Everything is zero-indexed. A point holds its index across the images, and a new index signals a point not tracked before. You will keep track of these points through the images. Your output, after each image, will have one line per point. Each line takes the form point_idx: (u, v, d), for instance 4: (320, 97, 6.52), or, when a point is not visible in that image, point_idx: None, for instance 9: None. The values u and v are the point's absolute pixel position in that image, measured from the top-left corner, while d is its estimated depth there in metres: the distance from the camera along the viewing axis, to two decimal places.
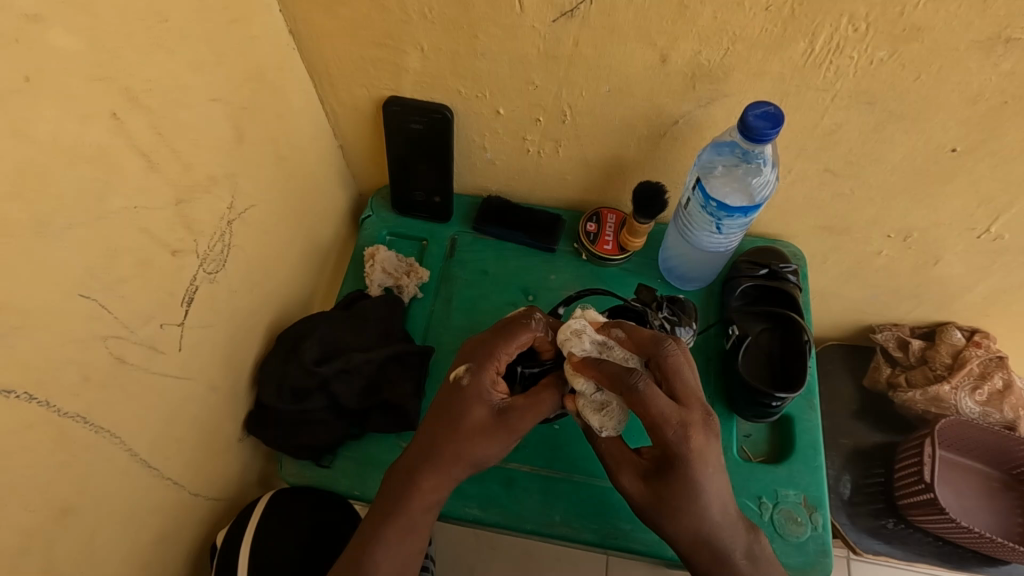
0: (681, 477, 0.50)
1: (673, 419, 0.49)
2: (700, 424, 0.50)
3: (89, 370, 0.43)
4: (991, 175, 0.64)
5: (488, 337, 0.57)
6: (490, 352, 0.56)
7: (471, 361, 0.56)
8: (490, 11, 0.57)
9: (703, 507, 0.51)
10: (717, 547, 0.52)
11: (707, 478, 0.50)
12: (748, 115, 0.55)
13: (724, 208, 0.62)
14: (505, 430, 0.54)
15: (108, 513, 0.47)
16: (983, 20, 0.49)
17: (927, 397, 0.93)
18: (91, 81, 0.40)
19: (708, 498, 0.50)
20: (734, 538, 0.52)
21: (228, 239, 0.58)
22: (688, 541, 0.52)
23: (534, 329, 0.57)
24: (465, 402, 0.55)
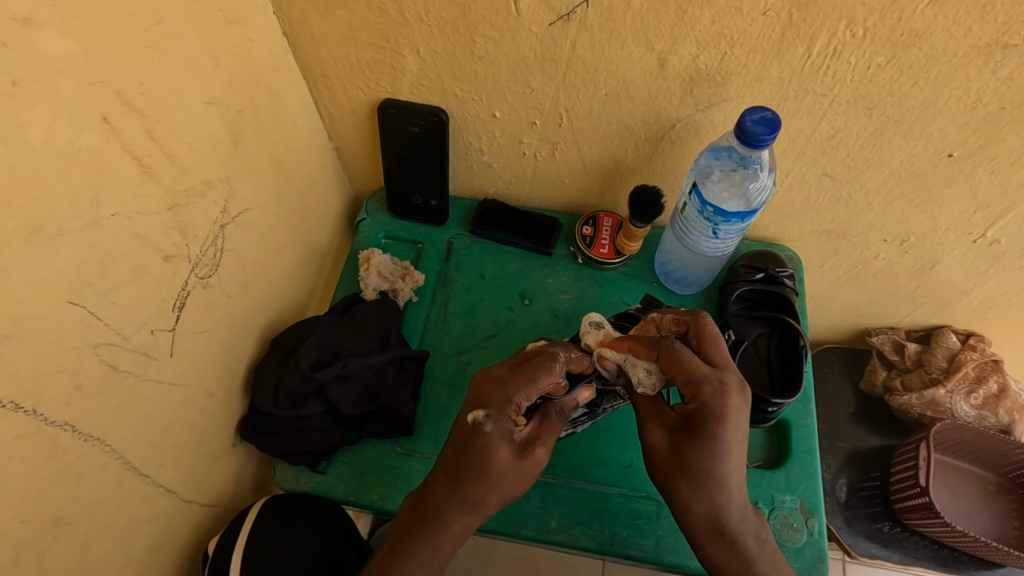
0: (708, 434, 0.49)
1: (711, 377, 0.50)
2: (737, 388, 0.50)
3: (81, 379, 0.43)
4: (989, 180, 0.64)
5: (508, 377, 0.52)
6: (511, 395, 0.52)
7: (490, 407, 0.51)
8: (488, 14, 0.56)
9: (727, 471, 0.49)
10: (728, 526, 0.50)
11: (734, 449, 0.49)
12: (747, 120, 0.54)
13: (721, 213, 0.62)
14: (532, 467, 0.52)
15: (102, 523, 0.47)
16: (982, 26, 0.49)
17: (923, 400, 0.92)
18: (83, 85, 0.39)
19: (733, 463, 0.49)
20: (745, 520, 0.50)
21: (222, 244, 0.57)
22: (702, 515, 0.49)
23: (558, 372, 0.53)
24: (488, 449, 0.51)
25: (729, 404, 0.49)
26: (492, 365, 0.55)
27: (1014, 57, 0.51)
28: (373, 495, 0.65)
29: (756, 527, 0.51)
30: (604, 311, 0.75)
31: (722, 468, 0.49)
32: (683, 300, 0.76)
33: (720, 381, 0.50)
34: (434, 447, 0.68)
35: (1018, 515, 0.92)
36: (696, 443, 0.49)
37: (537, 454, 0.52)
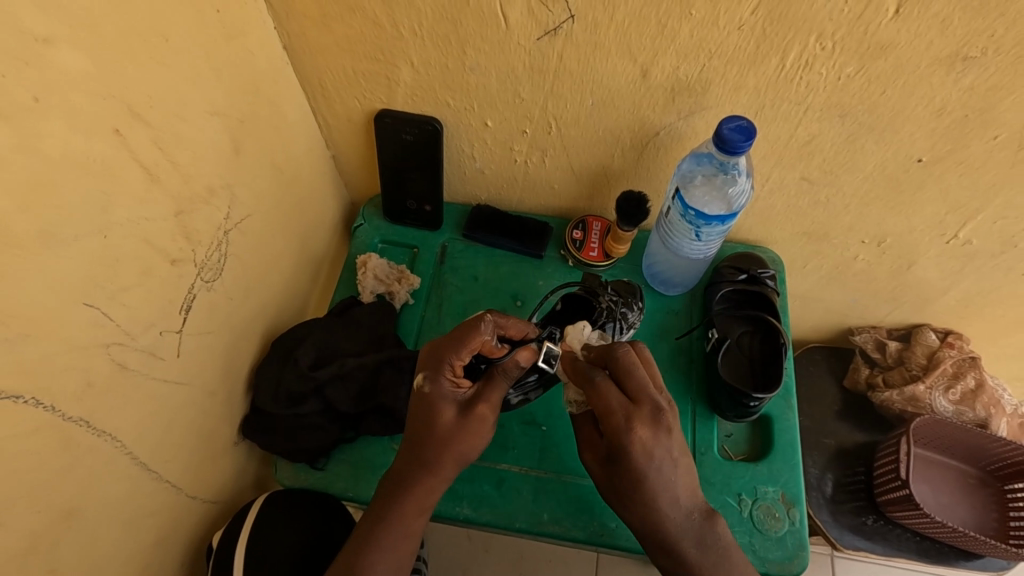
0: (626, 469, 0.52)
1: (618, 413, 0.52)
2: (647, 419, 0.52)
3: (93, 377, 0.45)
4: (958, 183, 0.67)
5: (441, 342, 0.56)
6: (442, 357, 0.55)
7: (426, 370, 0.56)
8: (478, 28, 0.59)
9: (656, 501, 0.53)
10: (668, 533, 0.55)
11: (658, 479, 0.53)
12: (724, 129, 0.57)
13: (702, 217, 0.65)
14: (475, 423, 0.54)
15: (111, 514, 0.49)
16: (943, 39, 0.52)
17: (904, 396, 0.95)
18: (96, 98, 0.42)
19: (655, 492, 0.53)
20: (684, 529, 0.55)
21: (224, 248, 0.59)
22: (643, 532, 0.55)
23: (484, 329, 0.55)
24: (432, 406, 0.55)
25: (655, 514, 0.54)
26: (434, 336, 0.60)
27: (973, 67, 0.54)
28: (370, 490, 0.67)
29: (698, 532, 0.55)
30: None
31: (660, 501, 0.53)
32: (669, 300, 0.79)
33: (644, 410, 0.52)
34: None
35: (998, 507, 0.95)
36: (631, 477, 0.53)
37: (480, 412, 0.54)
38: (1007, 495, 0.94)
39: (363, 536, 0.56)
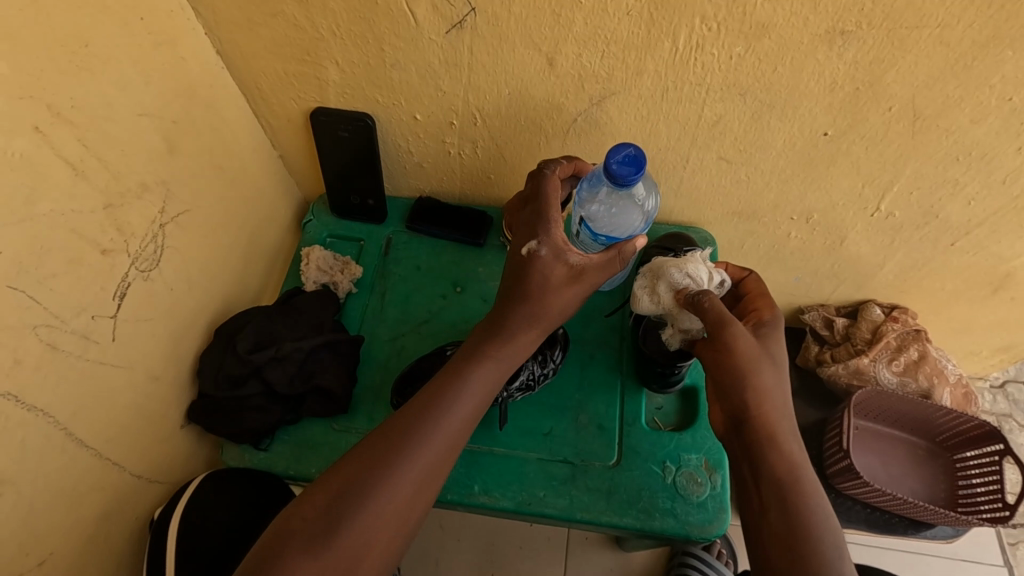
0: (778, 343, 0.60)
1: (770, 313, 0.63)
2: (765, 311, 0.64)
3: (21, 355, 0.48)
4: (867, 155, 0.70)
5: (535, 207, 0.64)
6: (545, 218, 0.62)
7: (538, 236, 0.62)
8: (391, 26, 0.63)
9: (775, 382, 0.58)
10: (779, 418, 0.58)
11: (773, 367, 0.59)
12: (613, 164, 0.61)
13: (612, 240, 0.69)
14: (581, 281, 0.61)
15: (46, 486, 0.52)
16: (817, 16, 0.55)
17: (849, 370, 0.99)
18: (15, 99, 0.46)
19: (777, 373, 0.59)
20: (789, 429, 0.58)
21: (161, 241, 0.63)
22: (761, 419, 0.57)
23: (547, 170, 0.66)
24: (545, 267, 0.61)
25: (749, 347, 0.58)
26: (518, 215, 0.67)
27: (853, 42, 0.57)
28: (311, 469, 0.71)
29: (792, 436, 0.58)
30: None
31: (772, 360, 0.59)
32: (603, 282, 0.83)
33: (758, 321, 0.63)
34: (369, 426, 0.73)
35: (946, 475, 0.97)
36: (748, 345, 0.58)
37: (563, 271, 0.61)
38: (956, 465, 0.97)
39: (357, 471, 0.53)
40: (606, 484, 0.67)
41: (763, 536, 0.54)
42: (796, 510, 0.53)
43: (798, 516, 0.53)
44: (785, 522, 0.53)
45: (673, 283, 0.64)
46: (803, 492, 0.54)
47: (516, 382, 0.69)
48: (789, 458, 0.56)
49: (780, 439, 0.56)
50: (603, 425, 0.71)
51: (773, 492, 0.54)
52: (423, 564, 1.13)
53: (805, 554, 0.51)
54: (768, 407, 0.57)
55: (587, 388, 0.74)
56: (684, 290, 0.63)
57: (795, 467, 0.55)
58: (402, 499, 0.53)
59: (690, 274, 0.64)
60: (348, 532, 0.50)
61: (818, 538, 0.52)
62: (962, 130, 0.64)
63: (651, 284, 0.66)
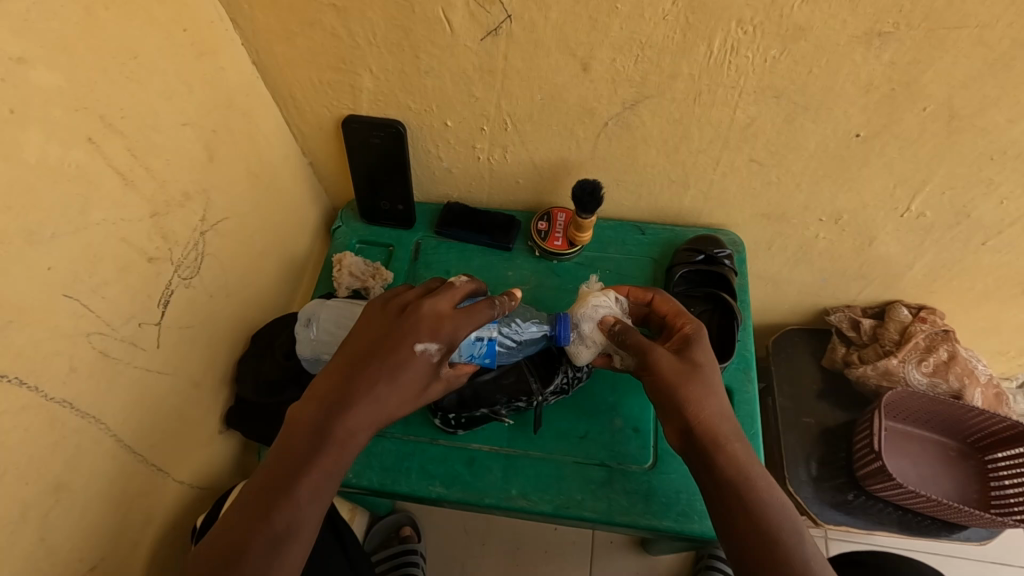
0: (703, 354, 0.60)
1: (690, 321, 0.64)
2: (685, 318, 0.64)
3: (76, 362, 0.49)
4: (900, 156, 0.70)
5: (459, 316, 0.58)
6: (456, 329, 0.58)
7: (443, 345, 0.58)
8: (427, 34, 0.63)
9: (710, 392, 0.58)
10: (721, 423, 0.57)
11: (706, 377, 0.59)
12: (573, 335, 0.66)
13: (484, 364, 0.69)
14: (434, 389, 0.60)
15: (97, 492, 0.53)
16: (856, 18, 0.55)
17: (878, 371, 0.97)
18: (71, 111, 0.47)
19: (709, 382, 0.59)
20: (729, 427, 0.57)
21: (202, 248, 0.64)
22: (698, 428, 0.57)
23: (490, 313, 0.60)
24: (415, 369, 0.57)
25: (674, 365, 0.59)
26: (410, 291, 0.62)
27: (890, 43, 0.57)
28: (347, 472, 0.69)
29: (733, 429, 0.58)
30: (560, 299, 0.82)
31: (701, 370, 0.59)
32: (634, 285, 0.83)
33: (682, 334, 0.62)
34: (403, 429, 0.71)
35: (977, 478, 0.97)
36: (681, 366, 0.59)
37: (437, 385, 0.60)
38: (988, 466, 0.96)
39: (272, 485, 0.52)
40: (644, 486, 0.67)
41: (730, 537, 0.54)
42: (749, 509, 0.53)
43: (760, 512, 0.53)
44: (751, 519, 0.53)
45: (593, 318, 0.66)
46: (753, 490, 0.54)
47: (551, 386, 0.69)
48: (735, 458, 0.56)
49: (727, 440, 0.57)
50: (640, 428, 0.71)
51: (732, 494, 0.54)
52: (450, 569, 1.13)
53: (771, 548, 0.52)
54: (707, 416, 0.57)
55: (620, 390, 0.74)
56: (605, 323, 0.65)
57: (743, 466, 0.55)
58: (312, 519, 0.52)
59: (601, 306, 0.67)
60: (285, 563, 0.50)
61: (777, 532, 0.52)
62: (998, 130, 0.64)
63: (576, 327, 0.67)
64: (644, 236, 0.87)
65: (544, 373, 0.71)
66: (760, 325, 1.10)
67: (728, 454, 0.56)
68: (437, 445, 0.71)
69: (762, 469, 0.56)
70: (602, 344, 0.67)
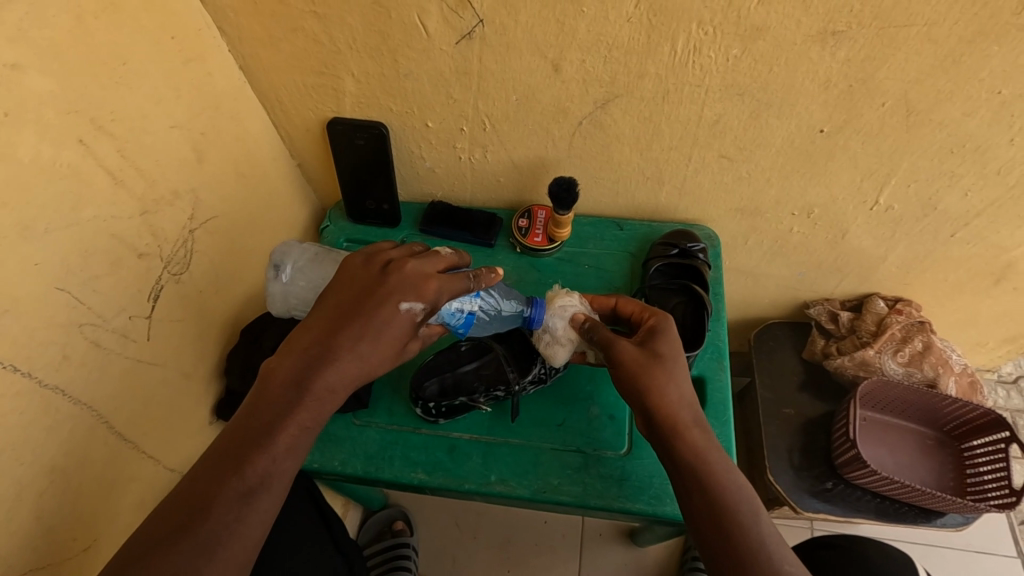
0: (669, 343, 0.62)
1: (653, 314, 0.66)
2: (651, 312, 0.66)
3: (69, 351, 0.52)
4: (864, 151, 0.73)
5: (442, 279, 0.61)
6: (439, 292, 0.61)
7: (426, 304, 0.60)
8: (404, 38, 0.66)
9: (667, 380, 0.59)
10: (682, 410, 0.59)
11: (668, 364, 0.60)
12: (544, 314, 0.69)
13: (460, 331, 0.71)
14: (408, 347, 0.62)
15: (89, 476, 0.55)
16: (810, 17, 0.58)
17: (855, 361, 0.99)
18: (64, 114, 0.50)
19: (670, 370, 0.60)
20: (688, 413, 0.59)
21: (191, 245, 0.67)
22: (658, 415, 0.59)
23: (468, 283, 0.63)
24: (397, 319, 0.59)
25: (636, 357, 0.61)
26: (397, 249, 0.64)
27: (844, 41, 0.60)
28: (333, 460, 0.72)
29: (693, 417, 0.59)
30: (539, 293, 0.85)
31: (662, 360, 0.61)
32: (613, 279, 0.86)
33: (647, 326, 0.64)
34: (389, 418, 0.74)
35: (954, 465, 0.99)
36: (644, 355, 0.61)
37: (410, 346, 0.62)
38: (964, 454, 0.98)
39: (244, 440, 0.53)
40: (618, 471, 0.70)
41: (691, 518, 0.56)
42: (709, 491, 0.55)
43: (719, 498, 0.55)
44: (710, 503, 0.55)
45: (564, 316, 0.69)
46: (714, 473, 0.56)
47: (528, 376, 0.73)
48: (693, 444, 0.58)
49: (686, 425, 0.58)
50: (615, 415, 0.74)
51: (692, 480, 0.56)
52: (441, 563, 1.15)
53: (730, 532, 0.54)
54: (666, 403, 0.58)
55: (597, 380, 0.76)
56: (576, 320, 0.68)
57: (702, 451, 0.57)
58: (286, 472, 0.54)
59: (570, 305, 0.70)
60: (256, 517, 0.51)
61: (735, 513, 0.55)
62: (955, 123, 0.67)
63: (549, 328, 0.69)
64: (623, 232, 0.90)
65: (523, 364, 0.74)
66: (743, 319, 1.13)
67: (688, 439, 0.58)
68: (420, 434, 0.73)
69: (722, 454, 0.58)
70: (575, 342, 0.69)
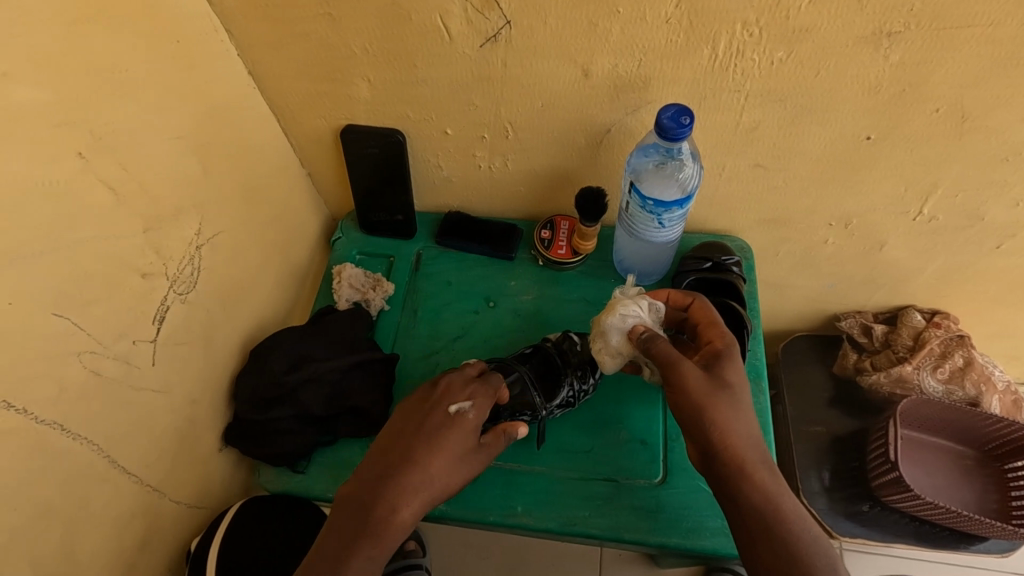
0: (733, 369, 0.59)
1: (721, 330, 0.63)
2: (722, 333, 0.62)
3: (66, 382, 0.48)
4: (909, 158, 0.68)
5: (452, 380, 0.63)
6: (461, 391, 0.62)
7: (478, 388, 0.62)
8: (423, 41, 0.62)
9: (737, 410, 0.57)
10: (752, 448, 0.56)
11: (738, 395, 0.58)
12: (663, 117, 0.57)
13: (660, 204, 0.64)
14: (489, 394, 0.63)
15: (88, 514, 0.51)
16: (863, 18, 0.54)
17: (891, 378, 0.95)
18: (58, 125, 0.46)
19: (739, 401, 0.57)
20: (756, 452, 0.56)
21: (197, 263, 0.63)
22: (725, 450, 0.56)
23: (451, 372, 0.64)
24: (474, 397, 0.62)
25: (703, 383, 0.57)
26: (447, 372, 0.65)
27: (899, 43, 0.56)
28: None
29: (762, 457, 0.57)
30: (563, 309, 0.80)
31: (728, 391, 0.58)
32: None
33: (710, 349, 0.61)
34: None
35: (994, 486, 0.94)
36: (712, 379, 0.58)
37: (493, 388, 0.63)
38: (1006, 475, 0.94)
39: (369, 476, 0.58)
40: (651, 503, 0.65)
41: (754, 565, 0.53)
42: (776, 538, 0.53)
43: (790, 549, 0.52)
44: (773, 554, 0.52)
45: (623, 327, 0.65)
46: (783, 517, 0.53)
47: (556, 400, 0.68)
48: (762, 485, 0.55)
49: (752, 464, 0.55)
50: (647, 441, 0.69)
51: (757, 527, 0.53)
52: None
53: None
54: (731, 438, 0.56)
55: (624, 401, 0.72)
56: (637, 331, 0.64)
57: (769, 493, 0.54)
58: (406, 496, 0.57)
59: (632, 314, 0.65)
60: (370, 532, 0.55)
61: (806, 562, 0.52)
62: (1010, 130, 0.62)
63: (605, 336, 0.66)
64: None
65: (548, 382, 0.69)
66: (768, 331, 1.08)
67: (755, 480, 0.55)
68: None
69: (789, 495, 0.56)
70: (626, 354, 0.66)
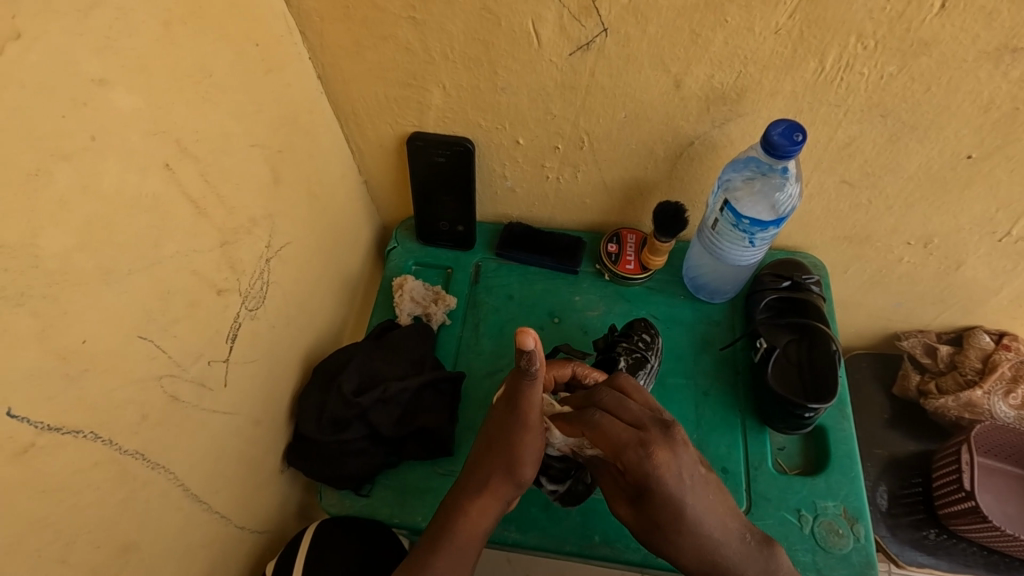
0: (650, 500, 0.48)
1: (638, 429, 0.50)
2: (658, 436, 0.48)
3: (147, 409, 0.45)
4: (1009, 179, 0.65)
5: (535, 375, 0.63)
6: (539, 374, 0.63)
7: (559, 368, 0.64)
8: (509, 47, 0.59)
9: (692, 535, 0.48)
10: (727, 566, 0.49)
11: (692, 518, 0.48)
12: (771, 134, 0.56)
13: (756, 224, 0.65)
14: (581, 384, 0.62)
15: (163, 546, 0.48)
16: (990, 32, 0.51)
17: (959, 403, 0.92)
18: (149, 135, 0.43)
19: (694, 526, 0.48)
20: (738, 562, 0.49)
21: (267, 277, 0.60)
22: (692, 567, 0.50)
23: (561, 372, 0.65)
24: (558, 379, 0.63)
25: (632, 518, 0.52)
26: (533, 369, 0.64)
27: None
28: (415, 516, 0.67)
29: (756, 560, 0.50)
30: None
31: (664, 526, 0.49)
32: (711, 310, 0.78)
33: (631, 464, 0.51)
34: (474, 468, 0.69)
35: None
36: (651, 510, 0.48)
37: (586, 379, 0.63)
38: None
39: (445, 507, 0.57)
40: None
41: None
42: None
43: None
44: None
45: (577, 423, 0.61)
46: None
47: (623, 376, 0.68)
48: None
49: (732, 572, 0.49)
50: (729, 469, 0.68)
51: None
52: None
53: None
54: (693, 561, 0.49)
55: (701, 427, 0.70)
56: None
57: None
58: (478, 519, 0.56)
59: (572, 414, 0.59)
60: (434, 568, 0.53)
61: None
62: None
63: None
64: None
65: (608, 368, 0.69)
66: None
67: None
68: None
69: None
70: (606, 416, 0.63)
